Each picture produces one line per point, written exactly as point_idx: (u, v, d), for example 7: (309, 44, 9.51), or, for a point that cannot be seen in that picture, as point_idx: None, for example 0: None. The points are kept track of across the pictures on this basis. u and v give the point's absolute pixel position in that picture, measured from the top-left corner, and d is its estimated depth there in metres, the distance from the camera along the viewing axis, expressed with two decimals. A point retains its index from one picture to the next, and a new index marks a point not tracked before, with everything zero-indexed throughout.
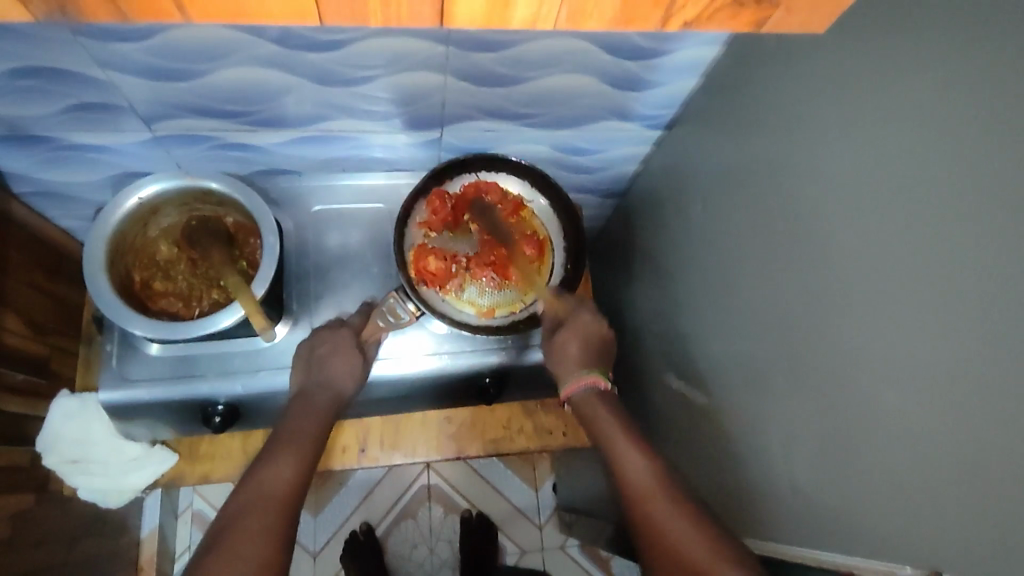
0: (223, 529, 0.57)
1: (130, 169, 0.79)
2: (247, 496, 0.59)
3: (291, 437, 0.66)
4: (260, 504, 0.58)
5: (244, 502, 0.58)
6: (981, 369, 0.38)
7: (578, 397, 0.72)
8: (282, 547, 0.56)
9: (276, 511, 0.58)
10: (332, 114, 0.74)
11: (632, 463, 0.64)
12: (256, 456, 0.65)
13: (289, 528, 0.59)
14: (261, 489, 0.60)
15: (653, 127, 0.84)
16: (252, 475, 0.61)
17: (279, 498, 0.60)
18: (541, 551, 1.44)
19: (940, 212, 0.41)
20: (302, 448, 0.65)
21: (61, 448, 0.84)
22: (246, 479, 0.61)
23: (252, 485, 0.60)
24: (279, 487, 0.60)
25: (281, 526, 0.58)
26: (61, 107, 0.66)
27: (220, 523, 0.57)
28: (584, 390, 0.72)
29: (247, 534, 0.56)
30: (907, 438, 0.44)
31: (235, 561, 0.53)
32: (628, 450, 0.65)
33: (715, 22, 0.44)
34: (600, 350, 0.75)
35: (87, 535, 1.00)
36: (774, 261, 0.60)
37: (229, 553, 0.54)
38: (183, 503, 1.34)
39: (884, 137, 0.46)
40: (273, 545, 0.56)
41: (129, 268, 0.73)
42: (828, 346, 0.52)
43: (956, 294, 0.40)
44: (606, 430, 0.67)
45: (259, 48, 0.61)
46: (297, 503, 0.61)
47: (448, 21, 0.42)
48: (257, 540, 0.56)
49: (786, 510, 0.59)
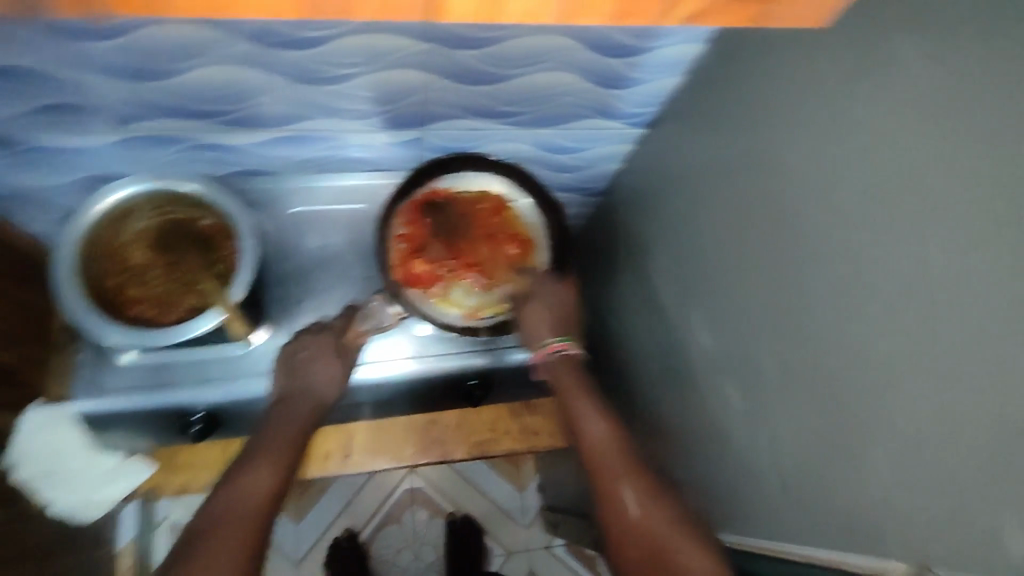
0: (195, 538, 0.55)
1: (100, 171, 0.76)
2: (220, 509, 0.57)
3: (269, 448, 0.63)
4: (234, 513, 0.57)
5: (218, 513, 0.57)
6: (966, 362, 0.39)
7: (546, 363, 0.72)
8: (254, 559, 0.55)
9: (250, 519, 0.57)
10: (311, 114, 0.72)
11: (596, 434, 0.64)
12: (232, 463, 0.63)
13: (261, 541, 0.57)
14: (237, 498, 0.58)
15: (635, 126, 0.84)
16: (227, 483, 0.59)
17: (255, 508, 0.58)
18: (527, 551, 1.44)
19: (925, 207, 0.41)
20: (279, 459, 0.63)
21: (30, 463, 0.79)
22: (221, 488, 0.59)
23: (228, 493, 0.58)
24: (255, 496, 0.59)
25: (253, 540, 0.56)
26: (26, 108, 0.63)
27: (191, 535, 0.56)
28: (549, 357, 0.72)
29: (218, 550, 0.54)
30: (894, 433, 0.44)
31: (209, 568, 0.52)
32: (592, 422, 0.65)
33: (711, 17, 0.42)
34: (568, 315, 0.75)
35: (60, 550, 0.97)
36: (759, 258, 0.60)
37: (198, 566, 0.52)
38: (160, 514, 1.30)
39: (869, 133, 0.46)
40: (244, 558, 0.54)
41: (102, 273, 0.70)
42: (815, 342, 0.52)
43: (941, 287, 0.40)
44: (576, 404, 0.67)
45: (233, 45, 0.60)
46: (273, 512, 0.59)
47: (439, 13, 0.37)
48: (230, 550, 0.54)
49: (773, 505, 0.59)
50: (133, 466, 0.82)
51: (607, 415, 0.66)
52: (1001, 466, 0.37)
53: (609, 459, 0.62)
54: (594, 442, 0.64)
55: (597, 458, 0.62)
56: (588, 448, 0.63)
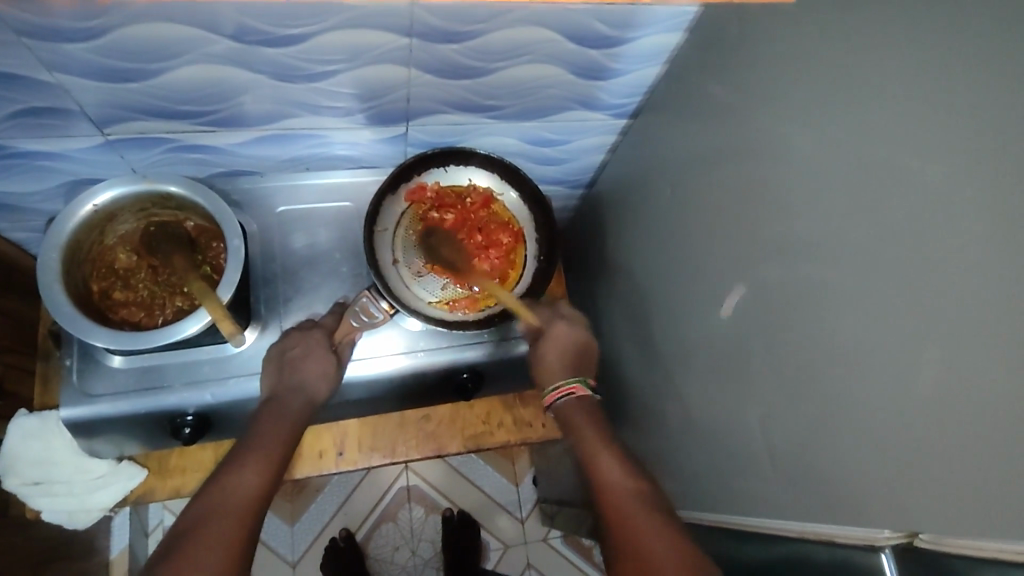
0: (180, 537, 0.54)
1: (83, 175, 0.76)
2: (209, 503, 0.57)
3: (258, 444, 0.64)
4: (222, 512, 0.57)
5: (207, 508, 0.57)
6: (951, 334, 0.40)
7: (562, 405, 0.73)
8: (241, 555, 0.55)
9: (237, 519, 0.57)
10: (294, 112, 0.72)
11: (610, 469, 0.65)
12: (220, 463, 0.63)
13: (251, 535, 0.57)
14: (226, 497, 0.58)
15: (619, 117, 0.85)
16: (216, 481, 0.60)
17: (243, 506, 0.58)
18: (524, 544, 1.45)
19: (909, 185, 0.42)
20: (269, 456, 0.63)
21: (21, 469, 0.79)
22: (209, 486, 0.59)
23: (217, 491, 0.58)
24: (243, 494, 0.59)
25: (242, 534, 0.56)
26: (7, 113, 0.63)
27: (180, 529, 0.55)
28: (563, 399, 0.73)
29: (206, 541, 0.54)
30: (883, 408, 0.46)
31: (194, 566, 0.52)
32: (604, 456, 0.67)
33: None
34: (581, 360, 0.77)
35: (52, 560, 0.96)
36: (744, 242, 0.61)
37: (185, 561, 0.52)
38: (154, 520, 1.30)
39: (851, 115, 0.47)
40: (232, 554, 0.54)
41: (86, 278, 0.70)
42: (802, 323, 0.53)
43: (925, 262, 0.41)
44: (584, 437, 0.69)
45: (215, 45, 0.59)
46: (261, 511, 0.59)
47: None
48: (216, 549, 0.54)
49: (765, 484, 0.60)
50: (125, 472, 0.82)
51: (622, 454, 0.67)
52: (987, 432, 0.38)
53: (616, 488, 0.63)
54: (608, 478, 0.65)
55: (605, 487, 0.64)
56: (599, 478, 0.65)
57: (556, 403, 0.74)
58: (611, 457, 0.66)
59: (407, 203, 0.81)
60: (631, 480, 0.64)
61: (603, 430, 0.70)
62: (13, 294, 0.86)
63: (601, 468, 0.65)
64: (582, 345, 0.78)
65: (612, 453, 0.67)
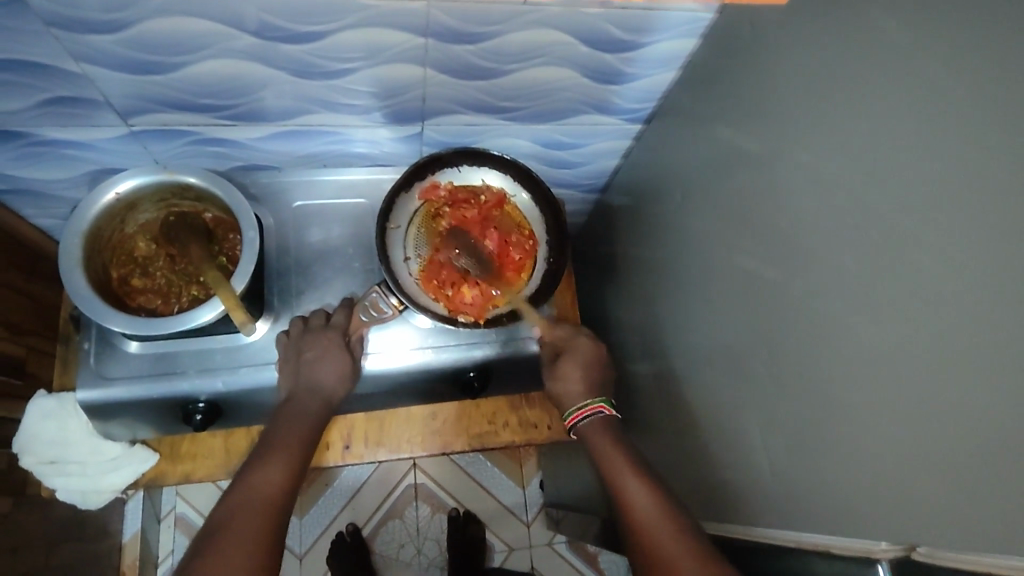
0: (210, 533, 0.58)
1: (107, 165, 0.78)
2: (238, 501, 0.60)
3: (280, 443, 0.67)
4: (248, 508, 0.60)
5: (235, 506, 0.60)
6: (953, 343, 0.39)
7: (584, 424, 0.75)
8: (271, 549, 0.57)
9: (263, 514, 0.60)
10: (312, 108, 0.73)
11: (615, 459, 0.69)
12: (245, 461, 0.66)
13: (279, 530, 0.60)
14: (251, 494, 0.61)
15: (633, 122, 0.85)
16: (241, 480, 0.63)
17: (267, 502, 0.61)
18: (529, 548, 1.45)
19: (917, 191, 0.42)
20: (292, 454, 0.66)
21: (36, 448, 0.81)
22: (235, 484, 0.63)
23: (242, 489, 0.62)
24: (268, 492, 0.62)
25: (271, 529, 0.59)
26: (36, 101, 0.65)
27: (211, 525, 0.59)
28: (588, 418, 0.75)
29: (237, 536, 0.57)
30: (885, 419, 0.45)
31: (224, 560, 0.54)
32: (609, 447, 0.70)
33: None
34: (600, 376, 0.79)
35: (65, 539, 0.98)
36: (752, 249, 0.61)
37: (218, 554, 0.55)
38: (166, 506, 1.33)
39: (862, 120, 0.47)
40: (263, 548, 0.57)
41: (106, 264, 0.72)
42: (807, 331, 0.53)
43: (932, 271, 0.41)
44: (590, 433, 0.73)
45: (237, 41, 0.61)
46: (285, 506, 0.62)
47: None
48: (246, 541, 0.57)
49: (765, 493, 0.60)
50: (138, 455, 0.83)
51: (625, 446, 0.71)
52: (987, 444, 0.38)
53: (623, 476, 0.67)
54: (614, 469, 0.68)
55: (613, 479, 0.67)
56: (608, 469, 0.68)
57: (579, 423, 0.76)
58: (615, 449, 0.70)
59: (421, 202, 0.82)
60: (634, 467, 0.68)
61: (618, 438, 0.72)
62: (37, 279, 0.89)
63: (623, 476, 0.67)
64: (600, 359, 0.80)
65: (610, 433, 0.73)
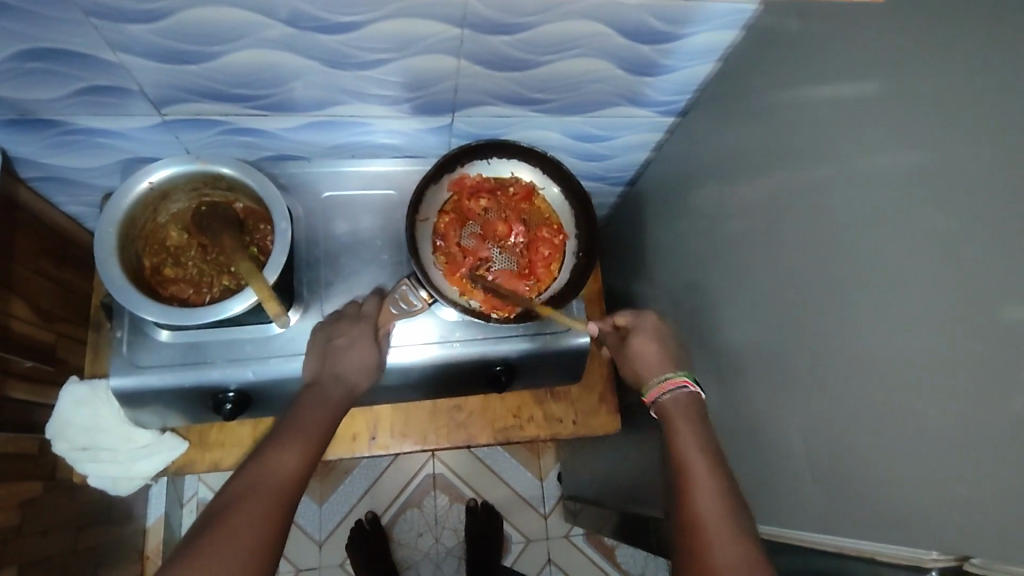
0: (220, 511, 0.58)
1: (138, 153, 0.78)
2: (251, 483, 0.60)
3: (298, 427, 0.67)
4: (261, 491, 0.60)
5: (247, 487, 0.60)
6: (1009, 353, 0.39)
7: (666, 400, 0.70)
8: (276, 536, 0.58)
9: (274, 499, 0.60)
10: (343, 99, 0.73)
11: (692, 451, 0.64)
12: (262, 440, 0.66)
13: (284, 519, 0.60)
14: (266, 476, 0.61)
15: (666, 114, 0.83)
16: (257, 460, 0.63)
17: (280, 487, 0.61)
18: (546, 539, 1.45)
19: (974, 194, 0.41)
20: (308, 439, 0.66)
21: (70, 434, 0.82)
22: (251, 464, 0.63)
23: (256, 472, 0.62)
24: (281, 476, 0.62)
25: (277, 517, 0.59)
26: (70, 90, 0.65)
27: (221, 503, 0.59)
28: (673, 393, 0.69)
29: (244, 519, 0.57)
30: (937, 428, 0.44)
31: (230, 545, 0.55)
32: (688, 436, 0.65)
33: None
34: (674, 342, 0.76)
35: (93, 523, 1.00)
36: (792, 247, 0.60)
37: (225, 537, 0.55)
38: (189, 491, 1.35)
39: (913, 118, 0.46)
40: (268, 535, 0.57)
41: (140, 254, 0.72)
42: (849, 333, 0.52)
43: (994, 278, 0.39)
44: (676, 424, 0.67)
45: (271, 30, 0.60)
46: (296, 493, 0.62)
47: None
48: (253, 525, 0.57)
49: (803, 494, 0.59)
50: (168, 443, 0.84)
51: (707, 439, 0.65)
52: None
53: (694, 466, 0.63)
54: (688, 458, 0.63)
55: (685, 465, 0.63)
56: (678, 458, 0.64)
57: (662, 397, 0.70)
58: (697, 442, 0.64)
59: (450, 193, 0.81)
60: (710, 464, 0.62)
61: (701, 426, 0.66)
62: (68, 266, 0.90)
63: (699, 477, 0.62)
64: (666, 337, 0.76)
65: (697, 426, 0.66)
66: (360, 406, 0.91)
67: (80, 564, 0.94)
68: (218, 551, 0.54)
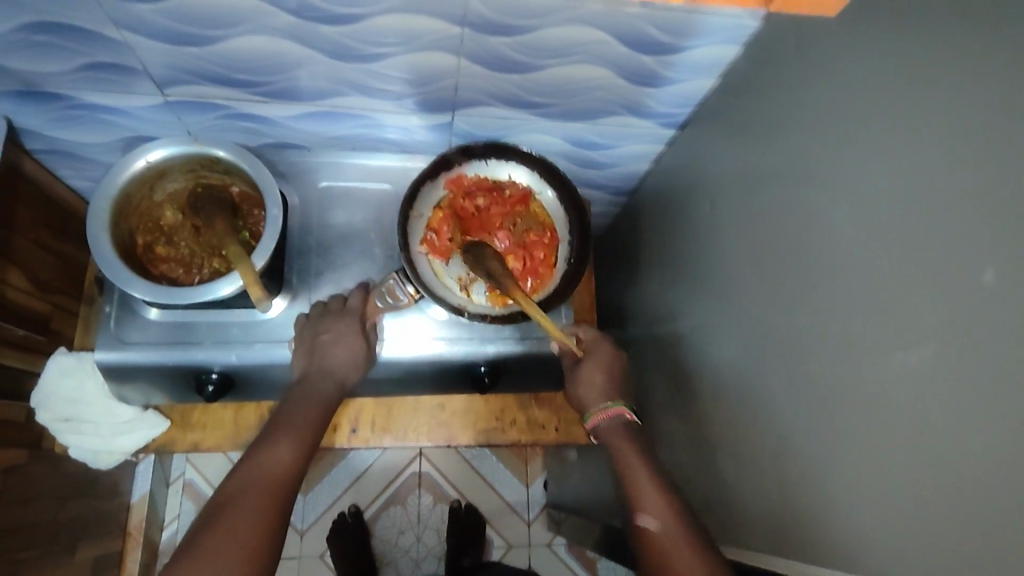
0: (217, 509, 0.57)
1: (141, 132, 0.80)
2: (246, 478, 0.60)
3: (290, 421, 0.67)
4: (257, 486, 0.60)
5: (244, 481, 0.60)
6: (993, 389, 0.38)
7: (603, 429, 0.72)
8: (276, 528, 0.58)
9: (270, 493, 0.60)
10: (346, 91, 0.73)
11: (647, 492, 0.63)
12: (255, 436, 0.66)
13: (283, 512, 0.59)
14: (261, 473, 0.61)
15: (667, 126, 0.83)
16: (251, 456, 0.62)
17: (276, 481, 0.61)
18: (528, 547, 1.44)
19: (964, 223, 0.40)
20: (302, 432, 0.66)
21: (52, 405, 0.83)
22: (246, 459, 0.62)
23: (251, 467, 0.61)
24: (277, 467, 0.62)
25: (275, 510, 0.59)
26: (76, 65, 0.66)
27: (218, 500, 0.59)
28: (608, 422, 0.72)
29: (241, 514, 0.57)
30: (914, 461, 0.43)
31: (230, 539, 0.55)
32: (640, 478, 0.65)
33: None
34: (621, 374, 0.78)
35: (76, 495, 1.01)
36: (780, 265, 0.59)
37: (223, 532, 0.55)
38: (176, 470, 1.36)
39: (904, 144, 0.45)
40: (267, 527, 0.57)
41: (132, 231, 0.73)
42: (832, 358, 0.51)
43: (979, 310, 0.39)
44: (624, 459, 0.67)
45: (277, 19, 0.61)
46: (292, 486, 0.62)
47: None
48: (251, 519, 0.57)
49: (777, 518, 0.58)
50: (149, 420, 0.84)
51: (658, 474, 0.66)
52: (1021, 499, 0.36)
53: (650, 507, 0.62)
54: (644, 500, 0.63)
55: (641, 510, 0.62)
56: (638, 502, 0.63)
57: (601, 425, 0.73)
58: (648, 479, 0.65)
59: (446, 190, 0.81)
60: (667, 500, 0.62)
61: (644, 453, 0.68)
62: (67, 239, 0.91)
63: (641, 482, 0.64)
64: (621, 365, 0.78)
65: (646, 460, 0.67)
66: (354, 398, 0.91)
67: (59, 535, 0.95)
68: (220, 545, 0.54)
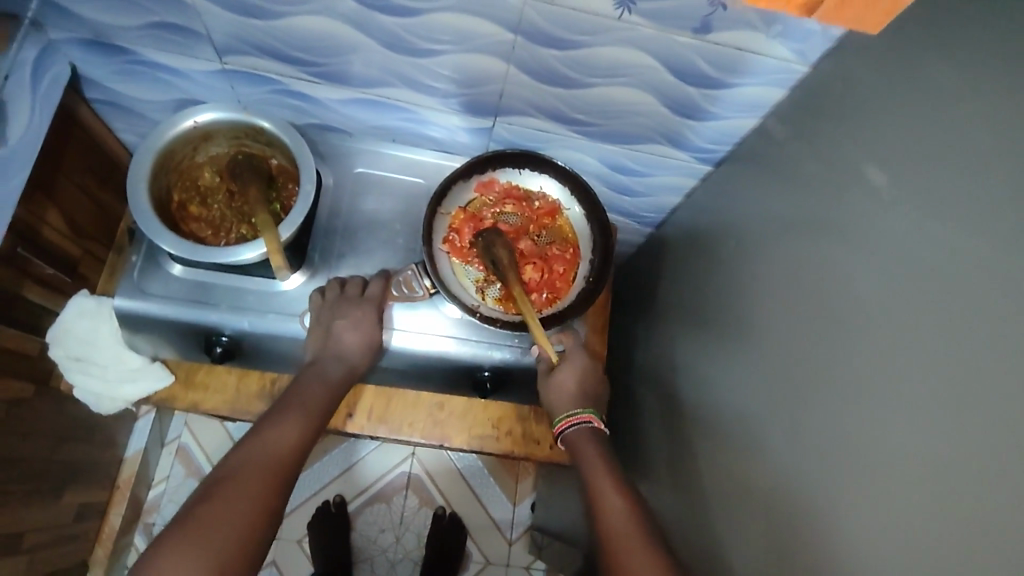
0: (218, 482, 0.58)
1: (194, 95, 0.82)
2: (251, 454, 0.61)
3: (299, 404, 0.68)
4: (260, 464, 0.60)
5: (249, 458, 0.61)
6: (998, 458, 0.37)
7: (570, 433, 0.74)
8: (273, 509, 0.58)
9: (272, 473, 0.60)
10: (395, 82, 0.75)
11: (611, 502, 0.64)
12: (262, 414, 0.67)
13: (281, 495, 0.60)
14: (265, 450, 0.62)
15: (703, 161, 0.83)
16: (258, 433, 0.64)
17: (279, 461, 0.62)
18: (505, 566, 1.42)
19: (988, 287, 0.39)
20: (309, 416, 0.67)
21: (69, 343, 0.86)
22: (252, 435, 0.64)
23: (257, 444, 0.62)
24: (282, 448, 0.63)
25: (274, 492, 0.59)
26: (144, 22, 0.69)
27: (220, 473, 0.59)
28: (577, 426, 0.74)
29: (242, 490, 0.57)
30: (908, 522, 0.42)
31: (229, 512, 0.55)
32: (606, 487, 0.66)
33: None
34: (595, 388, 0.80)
35: (73, 439, 1.03)
36: (797, 309, 0.59)
37: (223, 504, 0.56)
38: (173, 432, 1.37)
39: (937, 202, 0.45)
40: (264, 507, 0.58)
41: (170, 187, 0.75)
42: (838, 408, 0.50)
43: (991, 377, 0.38)
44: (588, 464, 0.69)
45: (339, 3, 0.63)
46: (294, 470, 0.63)
47: None
48: (251, 496, 0.57)
49: (761, 565, 0.57)
50: (153, 372, 0.82)
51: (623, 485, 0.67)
52: None
53: (613, 514, 0.63)
54: (608, 510, 0.64)
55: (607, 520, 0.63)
56: (603, 511, 0.64)
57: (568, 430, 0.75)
58: (613, 489, 0.66)
59: (476, 193, 0.82)
60: (630, 509, 0.64)
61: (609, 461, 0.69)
62: (108, 188, 0.94)
63: (607, 490, 0.66)
64: (596, 374, 0.80)
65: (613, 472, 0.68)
66: (361, 383, 0.92)
67: (51, 475, 0.96)
68: (219, 518, 0.54)
